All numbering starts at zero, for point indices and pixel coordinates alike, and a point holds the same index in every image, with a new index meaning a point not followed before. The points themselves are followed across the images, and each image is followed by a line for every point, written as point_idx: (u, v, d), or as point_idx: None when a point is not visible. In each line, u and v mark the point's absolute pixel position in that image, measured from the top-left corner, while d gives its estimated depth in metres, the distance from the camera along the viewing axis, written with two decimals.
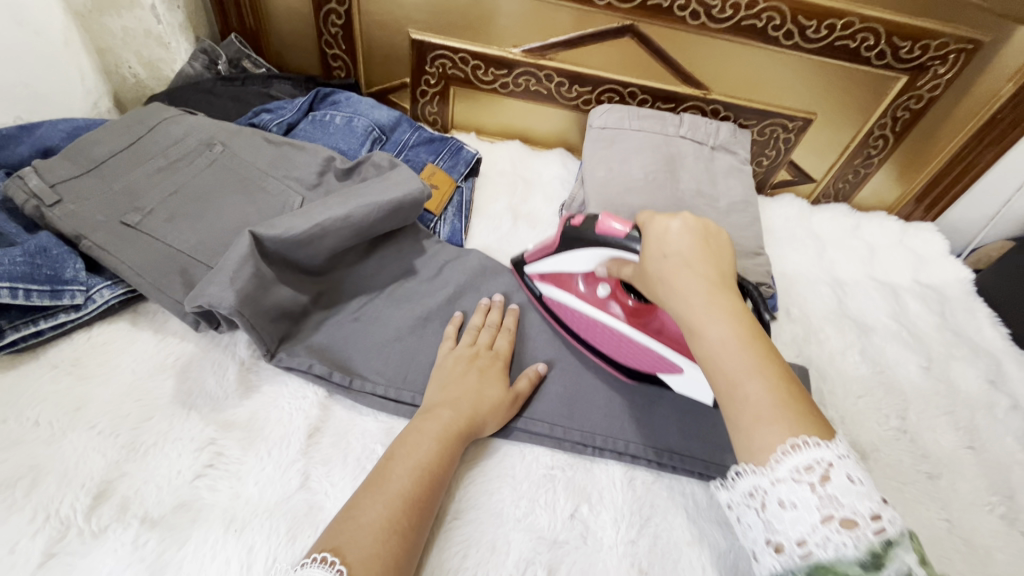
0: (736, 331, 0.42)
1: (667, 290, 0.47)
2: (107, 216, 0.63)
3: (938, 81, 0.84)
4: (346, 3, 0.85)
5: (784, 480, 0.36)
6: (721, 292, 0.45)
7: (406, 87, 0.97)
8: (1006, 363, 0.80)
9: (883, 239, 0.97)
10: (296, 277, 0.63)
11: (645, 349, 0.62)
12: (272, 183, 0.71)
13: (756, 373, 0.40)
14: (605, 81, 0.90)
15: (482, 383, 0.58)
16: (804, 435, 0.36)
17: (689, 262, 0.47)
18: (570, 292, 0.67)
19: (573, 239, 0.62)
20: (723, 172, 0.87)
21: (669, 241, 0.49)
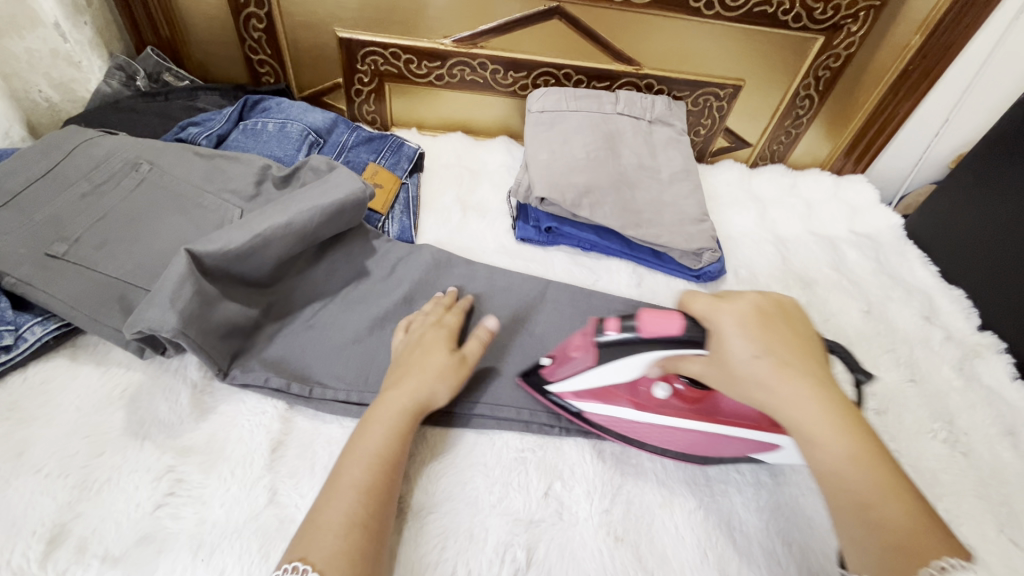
0: (855, 447, 0.41)
1: (767, 393, 0.44)
2: (30, 249, 0.59)
3: (852, 39, 0.88)
4: (266, 6, 0.83)
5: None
6: (831, 393, 0.43)
7: (339, 87, 0.94)
8: (938, 299, 0.86)
9: (819, 194, 1.01)
10: (242, 292, 0.61)
11: (732, 440, 0.55)
12: (207, 198, 0.68)
13: (889, 501, 0.39)
14: (540, 64, 0.91)
15: (424, 355, 0.56)
16: (949, 557, 0.35)
17: (787, 362, 0.44)
18: (619, 405, 0.57)
19: (613, 349, 0.52)
20: (663, 144, 0.89)
21: (752, 335, 0.45)
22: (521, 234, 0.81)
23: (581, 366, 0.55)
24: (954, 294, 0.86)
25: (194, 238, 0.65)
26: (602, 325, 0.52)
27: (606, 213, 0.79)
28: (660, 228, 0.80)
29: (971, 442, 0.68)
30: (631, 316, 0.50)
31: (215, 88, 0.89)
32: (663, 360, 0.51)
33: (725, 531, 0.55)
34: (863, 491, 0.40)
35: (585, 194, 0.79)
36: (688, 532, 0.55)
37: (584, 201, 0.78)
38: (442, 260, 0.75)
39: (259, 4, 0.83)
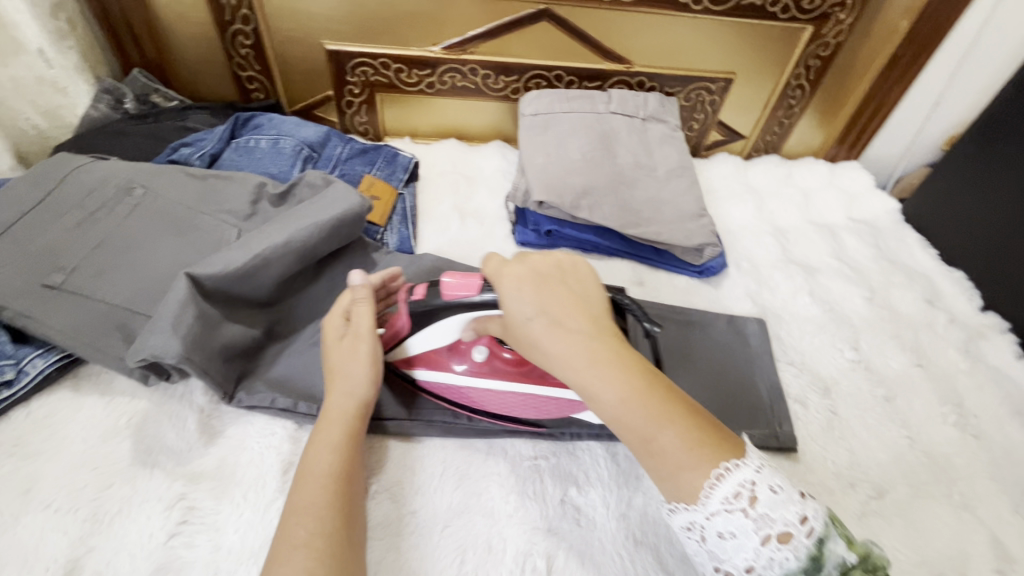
0: (626, 386, 0.41)
1: (541, 353, 0.44)
2: (26, 280, 0.59)
3: (840, 27, 0.88)
4: (253, 22, 0.82)
5: (717, 513, 0.38)
6: (599, 340, 0.43)
7: (330, 100, 0.93)
8: (939, 281, 0.86)
9: (815, 183, 1.01)
10: (244, 313, 0.60)
11: (545, 398, 0.58)
12: (203, 220, 0.68)
13: (666, 429, 0.40)
14: (531, 67, 0.90)
15: (347, 363, 0.53)
16: (725, 462, 0.39)
17: (560, 318, 0.44)
18: (446, 370, 0.59)
19: (426, 313, 0.55)
20: (658, 140, 0.89)
21: (527, 297, 0.45)
22: (521, 238, 0.80)
23: (408, 333, 0.57)
24: (955, 276, 0.86)
25: (193, 261, 0.64)
26: (414, 293, 0.55)
27: (604, 213, 0.78)
28: (659, 225, 0.79)
29: (981, 425, 0.68)
30: (440, 281, 0.54)
31: (204, 107, 0.89)
32: (479, 318, 0.54)
33: None
34: (642, 425, 0.40)
35: (582, 195, 0.78)
36: None
37: (583, 203, 0.78)
38: (443, 269, 0.74)
39: (246, 20, 0.82)
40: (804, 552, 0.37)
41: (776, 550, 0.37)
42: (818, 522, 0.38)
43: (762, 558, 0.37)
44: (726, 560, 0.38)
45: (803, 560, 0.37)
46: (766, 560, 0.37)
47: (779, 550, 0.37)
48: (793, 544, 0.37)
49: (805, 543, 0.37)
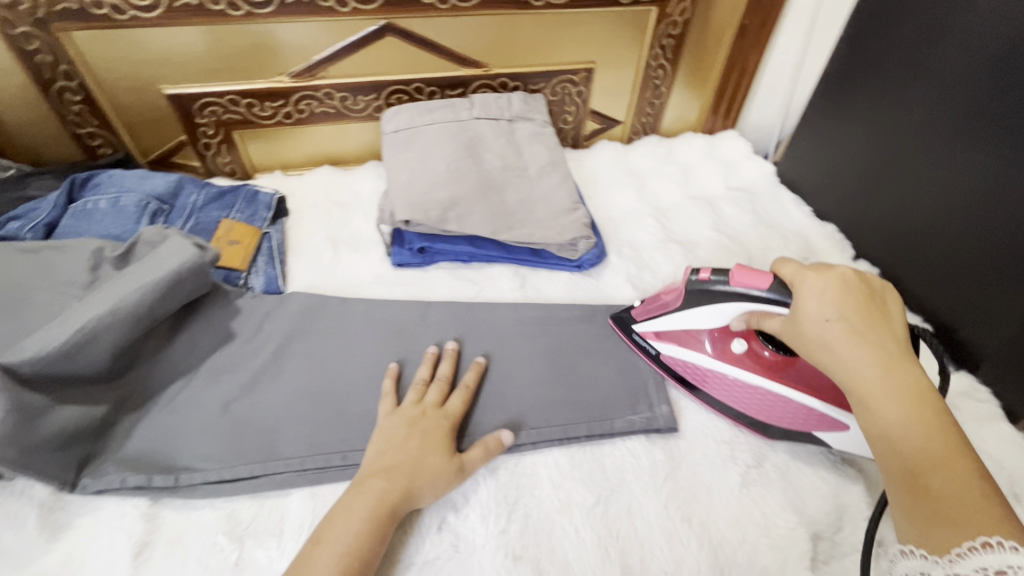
0: (917, 416, 0.40)
1: (830, 354, 0.46)
2: None
3: (684, 4, 0.89)
4: (76, 76, 0.78)
5: (959, 575, 0.33)
6: (894, 364, 0.43)
7: (185, 145, 0.89)
8: (814, 238, 0.88)
9: (694, 157, 1.03)
10: (80, 392, 0.56)
11: (782, 402, 0.60)
12: (34, 296, 0.62)
13: (947, 470, 0.37)
14: (387, 83, 0.88)
15: (423, 451, 0.54)
16: (996, 535, 0.33)
17: (858, 329, 0.45)
18: (698, 349, 0.64)
19: (701, 293, 0.59)
20: (526, 139, 0.88)
21: (835, 296, 0.48)
22: (396, 260, 0.78)
23: (673, 308, 0.62)
24: (828, 230, 0.89)
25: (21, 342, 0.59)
26: (700, 275, 0.58)
27: (474, 222, 0.77)
28: (532, 226, 0.79)
29: None
30: (727, 269, 0.57)
31: (45, 171, 0.83)
32: (762, 317, 0.56)
33: (626, 522, 0.55)
34: (921, 453, 0.39)
35: (448, 207, 0.77)
36: (588, 532, 0.54)
37: (450, 215, 0.77)
38: (312, 305, 0.71)
39: (68, 76, 0.78)
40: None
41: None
42: None
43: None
44: None
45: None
46: None
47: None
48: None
49: None
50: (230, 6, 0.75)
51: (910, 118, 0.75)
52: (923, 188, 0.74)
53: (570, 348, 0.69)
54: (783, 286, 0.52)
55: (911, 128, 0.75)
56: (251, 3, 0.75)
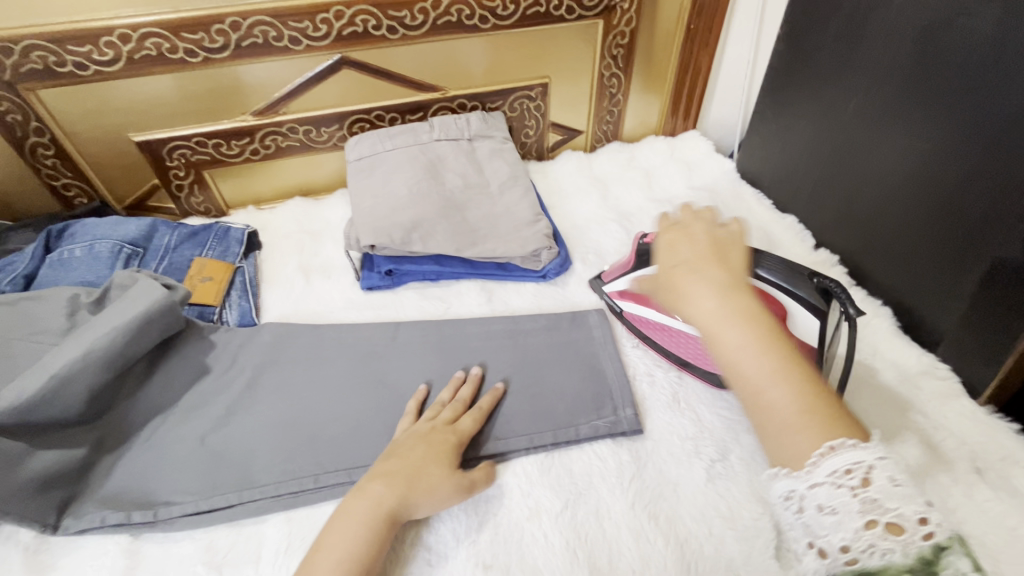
0: (755, 334, 0.43)
1: (676, 293, 0.48)
2: None
3: (629, 15, 0.92)
4: (47, 131, 0.81)
5: (822, 485, 0.37)
6: (734, 291, 0.45)
7: (158, 188, 0.92)
8: (776, 230, 0.90)
9: (657, 159, 1.05)
10: (58, 437, 0.58)
11: None
12: (12, 347, 0.64)
13: (787, 383, 0.40)
14: (348, 114, 0.91)
15: (425, 459, 0.56)
16: (839, 437, 0.37)
17: (699, 267, 0.48)
18: (649, 306, 0.70)
19: (649, 256, 0.67)
20: (487, 156, 0.91)
21: (689, 244, 0.51)
22: (365, 284, 0.80)
23: (631, 269, 0.71)
24: (788, 222, 0.90)
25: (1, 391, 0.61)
26: (644, 240, 0.68)
27: (438, 242, 0.80)
28: (495, 241, 0.81)
29: None
30: None
31: (24, 225, 0.86)
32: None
33: (594, 524, 0.57)
34: (763, 369, 0.41)
35: (412, 229, 0.79)
36: (556, 536, 0.56)
37: (414, 236, 0.79)
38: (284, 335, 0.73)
39: (39, 131, 0.81)
40: (916, 550, 0.34)
41: (880, 539, 0.34)
42: (941, 532, 0.34)
43: (861, 542, 0.35)
44: (822, 537, 0.36)
45: (911, 558, 0.33)
46: (867, 546, 0.34)
47: (885, 538, 0.34)
48: (904, 537, 0.34)
49: (918, 542, 0.34)
50: (188, 53, 0.78)
51: (843, 112, 0.78)
52: (868, 174, 0.77)
53: (536, 358, 0.71)
54: None
55: (851, 118, 0.77)
56: (208, 48, 0.78)
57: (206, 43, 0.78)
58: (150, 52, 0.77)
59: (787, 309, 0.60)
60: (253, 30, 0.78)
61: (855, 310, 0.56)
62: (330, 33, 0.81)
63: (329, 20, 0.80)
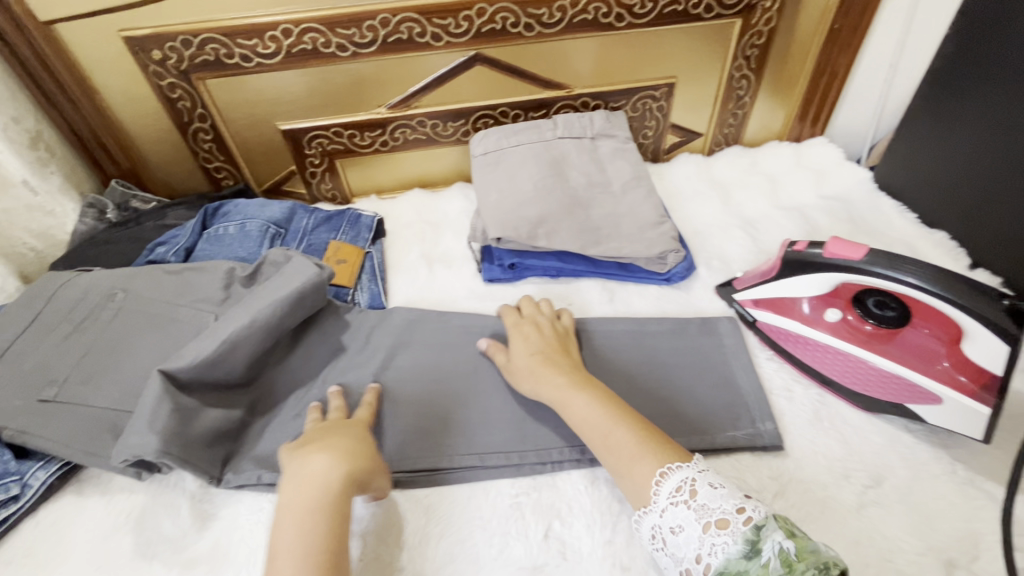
0: (595, 400, 0.57)
1: (534, 377, 0.62)
2: (25, 398, 0.63)
3: (769, 14, 0.88)
4: (209, 118, 0.88)
5: (666, 508, 0.49)
6: (575, 374, 0.61)
7: (294, 174, 0.98)
8: (922, 246, 0.83)
9: (781, 166, 1.00)
10: (223, 397, 0.63)
11: (879, 372, 0.62)
12: (181, 311, 0.70)
13: (619, 435, 0.54)
14: (475, 109, 0.93)
15: (356, 440, 0.56)
16: (669, 463, 0.51)
17: (546, 353, 0.64)
18: (791, 316, 0.68)
19: (797, 264, 0.65)
20: (610, 156, 0.90)
21: (523, 337, 0.67)
22: (487, 276, 0.82)
23: (773, 276, 0.68)
24: (937, 238, 0.84)
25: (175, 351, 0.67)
26: (794, 247, 0.65)
27: (562, 239, 0.80)
28: (619, 241, 0.80)
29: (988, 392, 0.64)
30: (822, 242, 0.63)
31: (180, 202, 0.94)
32: (853, 281, 0.62)
33: None
34: (600, 428, 0.55)
35: (538, 225, 0.80)
36: None
37: (539, 231, 0.80)
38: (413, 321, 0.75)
39: (202, 118, 0.88)
40: (741, 535, 0.45)
41: (716, 536, 0.46)
42: (756, 514, 0.46)
43: (707, 547, 0.46)
44: (682, 556, 0.47)
45: (740, 543, 0.45)
46: (711, 547, 0.46)
47: (718, 534, 0.46)
48: (730, 529, 0.46)
49: (742, 529, 0.46)
50: (340, 47, 0.82)
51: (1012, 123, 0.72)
52: None
53: (665, 363, 0.69)
54: (874, 255, 0.59)
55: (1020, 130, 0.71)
56: (358, 43, 0.82)
57: (356, 38, 0.82)
58: (307, 46, 0.82)
59: (965, 328, 0.56)
60: (400, 27, 0.81)
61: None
62: (470, 30, 0.83)
63: (471, 17, 0.82)
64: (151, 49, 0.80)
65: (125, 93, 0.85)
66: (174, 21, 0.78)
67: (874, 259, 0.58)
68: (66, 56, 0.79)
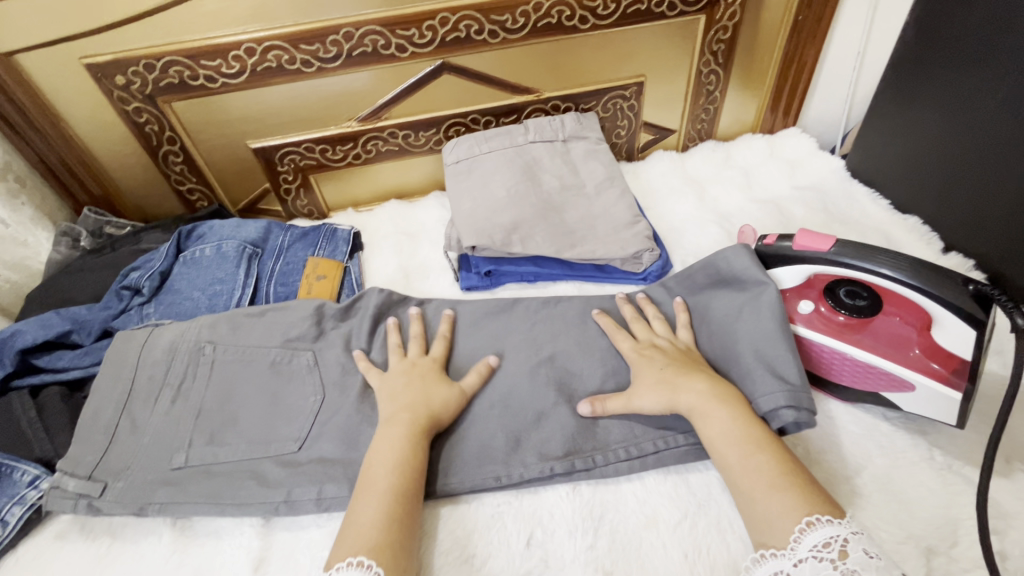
0: (755, 451, 0.52)
1: (671, 386, 0.58)
2: (156, 471, 0.62)
3: (733, 9, 0.89)
4: (178, 141, 0.88)
5: (804, 558, 0.44)
6: (726, 411, 0.55)
7: (268, 192, 0.98)
8: (894, 231, 0.84)
9: (756, 158, 1.01)
10: (293, 428, 0.65)
11: (859, 363, 0.61)
12: (280, 356, 0.70)
13: (757, 466, 0.51)
14: (446, 117, 0.93)
15: (428, 387, 0.63)
16: (817, 514, 0.46)
17: (679, 364, 0.60)
18: None
19: (767, 258, 0.65)
20: (583, 157, 0.90)
21: (652, 351, 0.63)
22: (464, 284, 0.81)
23: None
24: (910, 223, 0.84)
25: (286, 395, 0.67)
26: (763, 241, 0.65)
27: (538, 243, 0.80)
28: (595, 242, 0.80)
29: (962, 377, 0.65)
30: (790, 234, 0.63)
31: (155, 226, 0.93)
32: (826, 272, 0.62)
33: (716, 538, 0.54)
34: (739, 449, 0.52)
35: (512, 231, 0.80)
36: (675, 548, 0.54)
37: (514, 238, 0.80)
38: None
39: (171, 140, 0.88)
40: None
41: None
42: None
43: None
44: None
45: None
46: None
47: None
48: None
49: None
50: (304, 63, 0.82)
51: (973, 108, 0.73)
52: (1006, 177, 0.70)
53: None
54: (841, 245, 0.59)
55: (980, 117, 0.72)
56: (322, 58, 0.82)
57: (321, 53, 0.81)
58: (271, 63, 0.81)
59: (934, 315, 0.56)
60: (364, 40, 0.81)
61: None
62: (434, 39, 0.83)
63: (434, 27, 0.82)
64: (114, 74, 0.79)
65: (92, 120, 0.84)
66: (135, 45, 0.77)
67: (842, 250, 0.59)
68: (28, 86, 0.79)
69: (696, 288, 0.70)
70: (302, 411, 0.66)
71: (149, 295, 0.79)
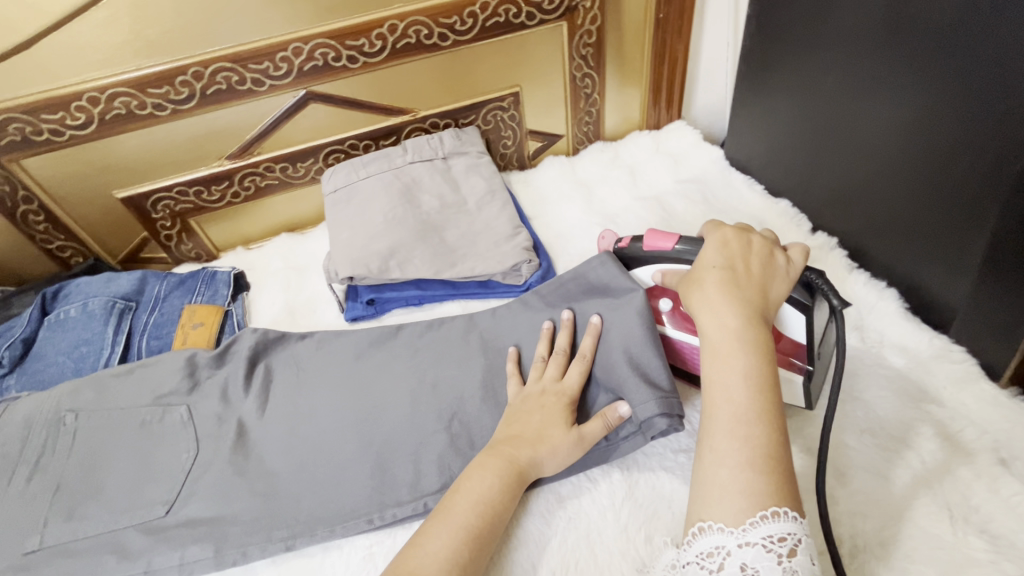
0: (749, 417, 0.43)
1: (703, 296, 0.50)
2: (7, 558, 0.58)
3: (592, 13, 0.90)
4: (35, 199, 0.84)
5: (752, 545, 0.39)
6: (738, 356, 0.46)
7: (148, 240, 0.94)
8: (767, 218, 0.85)
9: (641, 155, 1.02)
10: (159, 490, 0.62)
11: None
12: (147, 414, 0.67)
13: (743, 439, 0.42)
14: (322, 146, 0.91)
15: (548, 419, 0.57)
16: (786, 508, 0.40)
17: (734, 281, 0.50)
18: None
19: (627, 260, 0.67)
20: (463, 174, 0.90)
21: (719, 253, 0.52)
22: (348, 315, 0.80)
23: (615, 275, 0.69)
24: (781, 207, 0.85)
25: (153, 455, 0.64)
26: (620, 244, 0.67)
27: (417, 267, 0.79)
28: (475, 259, 0.80)
29: None
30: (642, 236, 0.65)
31: (24, 289, 0.88)
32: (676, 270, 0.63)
33: (585, 551, 0.54)
34: (731, 408, 0.44)
35: (389, 257, 0.79)
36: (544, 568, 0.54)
37: (391, 264, 0.79)
38: None
39: (28, 200, 0.84)
40: None
41: None
42: None
43: None
44: None
45: None
46: None
47: None
48: None
49: None
50: (156, 107, 0.79)
51: (818, 89, 0.75)
52: (852, 154, 0.72)
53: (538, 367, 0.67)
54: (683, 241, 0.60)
55: (824, 97, 0.74)
56: (174, 100, 0.79)
57: (172, 96, 0.79)
58: (120, 111, 0.78)
59: None
60: (216, 77, 0.79)
61: (845, 303, 0.53)
62: (290, 70, 0.81)
63: (288, 58, 0.80)
64: None
65: None
66: None
67: (685, 246, 0.60)
68: None
69: (569, 296, 0.69)
70: (169, 470, 0.63)
71: (10, 366, 0.75)
